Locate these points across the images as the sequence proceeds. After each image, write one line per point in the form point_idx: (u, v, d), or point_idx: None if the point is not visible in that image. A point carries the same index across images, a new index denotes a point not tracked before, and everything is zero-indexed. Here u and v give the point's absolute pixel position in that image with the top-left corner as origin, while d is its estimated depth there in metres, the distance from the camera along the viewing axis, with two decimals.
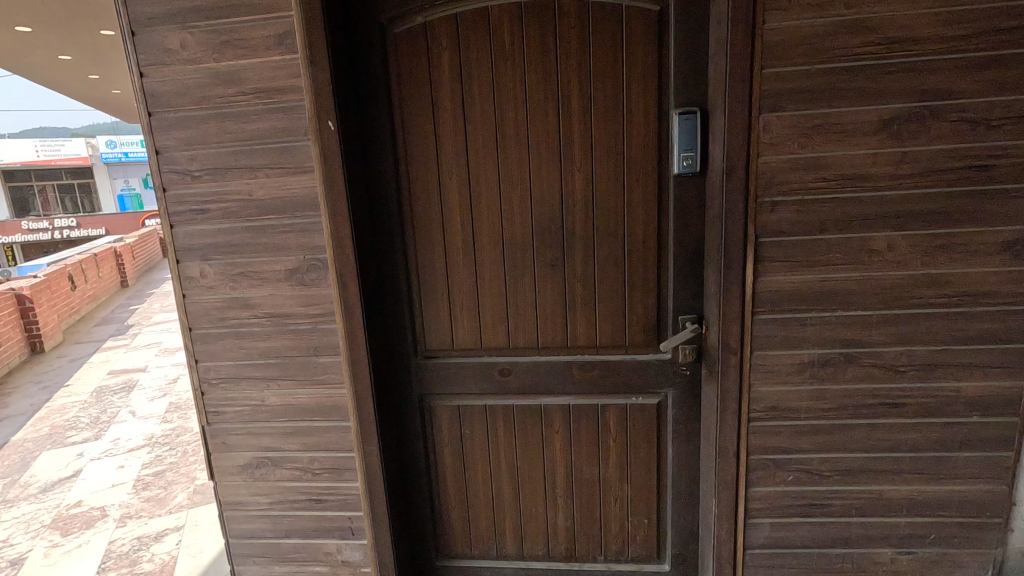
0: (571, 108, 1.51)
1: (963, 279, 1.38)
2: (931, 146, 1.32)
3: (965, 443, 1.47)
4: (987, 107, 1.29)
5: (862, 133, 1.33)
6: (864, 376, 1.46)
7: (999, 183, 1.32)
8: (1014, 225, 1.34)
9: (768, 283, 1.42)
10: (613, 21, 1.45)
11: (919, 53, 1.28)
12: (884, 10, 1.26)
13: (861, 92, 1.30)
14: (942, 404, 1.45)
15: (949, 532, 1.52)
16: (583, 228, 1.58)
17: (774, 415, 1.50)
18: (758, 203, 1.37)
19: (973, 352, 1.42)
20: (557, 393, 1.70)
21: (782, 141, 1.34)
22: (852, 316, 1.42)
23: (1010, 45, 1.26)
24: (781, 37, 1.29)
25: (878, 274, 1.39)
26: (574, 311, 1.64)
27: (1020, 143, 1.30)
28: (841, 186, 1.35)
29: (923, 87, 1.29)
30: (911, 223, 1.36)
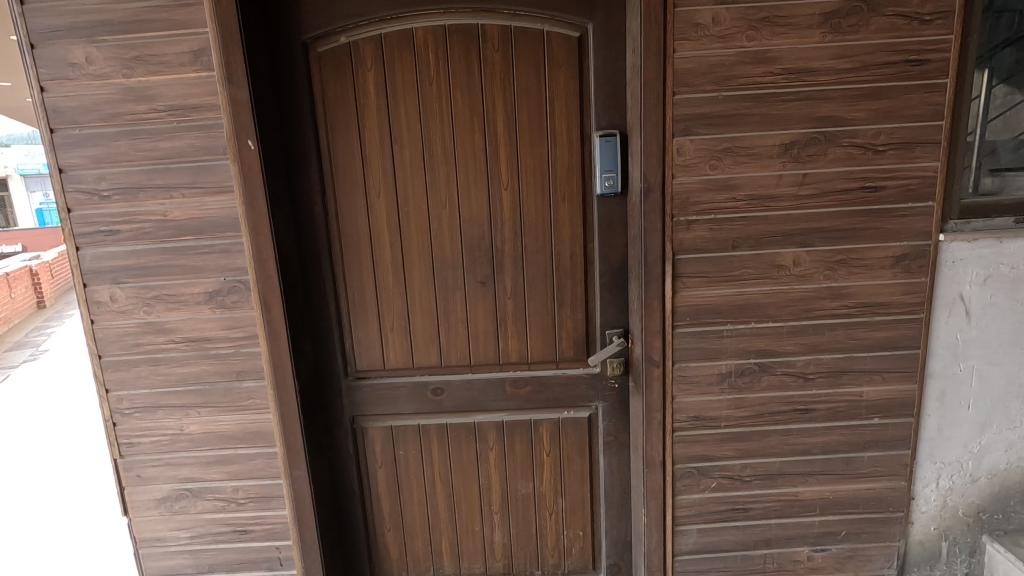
0: (497, 130, 1.54)
1: (860, 292, 1.49)
2: (827, 169, 1.42)
3: (869, 444, 1.58)
4: (874, 134, 1.40)
5: (766, 156, 1.41)
6: (777, 384, 1.54)
7: (888, 203, 1.44)
8: (902, 241, 1.46)
9: (687, 299, 1.49)
10: (536, 46, 1.50)
11: (814, 83, 1.38)
12: (782, 43, 1.36)
13: (764, 118, 1.39)
14: (847, 409, 1.55)
15: (858, 527, 1.62)
16: (512, 247, 1.61)
17: (697, 424, 1.56)
18: (675, 222, 1.44)
19: (872, 359, 1.53)
20: (490, 410, 1.70)
21: (694, 163, 1.41)
22: (765, 328, 1.51)
23: (892, 78, 1.38)
24: (690, 65, 1.36)
25: (786, 288, 1.48)
26: (505, 328, 1.66)
27: (903, 166, 1.42)
28: (749, 206, 1.44)
29: (819, 115, 1.39)
30: (813, 240, 1.46)
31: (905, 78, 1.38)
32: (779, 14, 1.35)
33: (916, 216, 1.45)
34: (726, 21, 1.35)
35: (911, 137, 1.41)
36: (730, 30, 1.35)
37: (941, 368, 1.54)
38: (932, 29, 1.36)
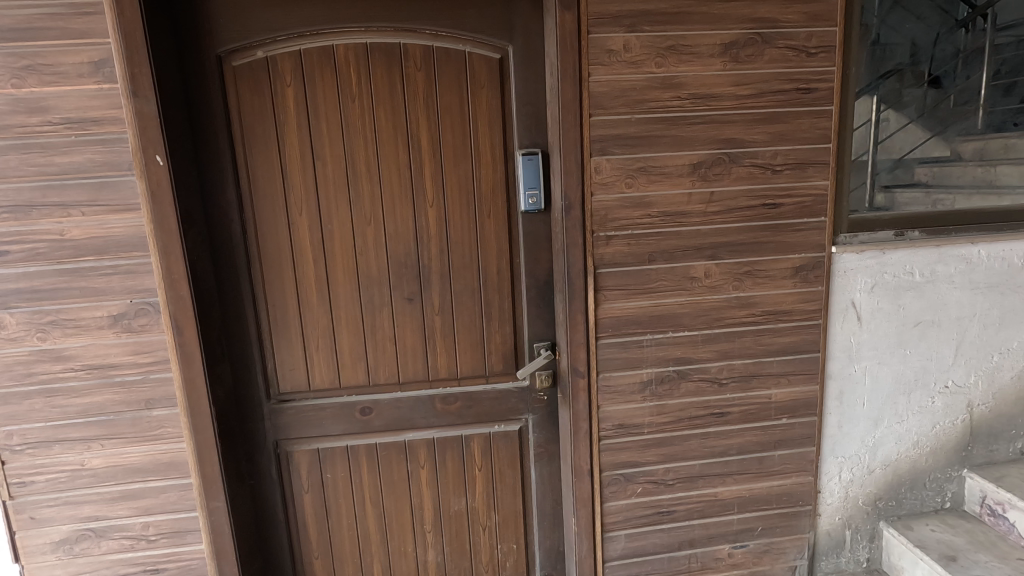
0: (422, 147, 1.55)
1: (766, 301, 1.60)
2: (733, 187, 1.53)
3: (779, 443, 1.68)
4: (772, 155, 1.52)
5: (677, 175, 1.50)
6: (695, 390, 1.62)
7: (787, 218, 1.56)
8: (800, 253, 1.59)
9: (609, 311, 1.54)
10: (458, 66, 1.53)
11: (717, 108, 1.48)
12: (688, 69, 1.46)
13: (674, 140, 1.48)
14: (759, 410, 1.66)
15: (773, 522, 1.73)
16: (439, 264, 1.62)
17: (622, 431, 1.62)
18: (595, 238, 1.50)
19: (779, 363, 1.64)
20: (420, 427, 1.69)
21: (611, 181, 1.48)
22: (681, 336, 1.59)
23: (785, 105, 1.50)
24: (605, 89, 1.43)
25: (700, 299, 1.57)
26: (434, 345, 1.66)
27: (798, 185, 1.55)
28: (663, 222, 1.52)
29: (723, 137, 1.50)
30: (722, 253, 1.56)
31: (797, 104, 1.51)
32: (684, 43, 1.44)
33: (811, 230, 1.58)
34: (636, 48, 1.43)
35: (804, 158, 1.54)
36: (641, 56, 1.43)
37: (839, 369, 1.67)
38: (818, 61, 1.50)
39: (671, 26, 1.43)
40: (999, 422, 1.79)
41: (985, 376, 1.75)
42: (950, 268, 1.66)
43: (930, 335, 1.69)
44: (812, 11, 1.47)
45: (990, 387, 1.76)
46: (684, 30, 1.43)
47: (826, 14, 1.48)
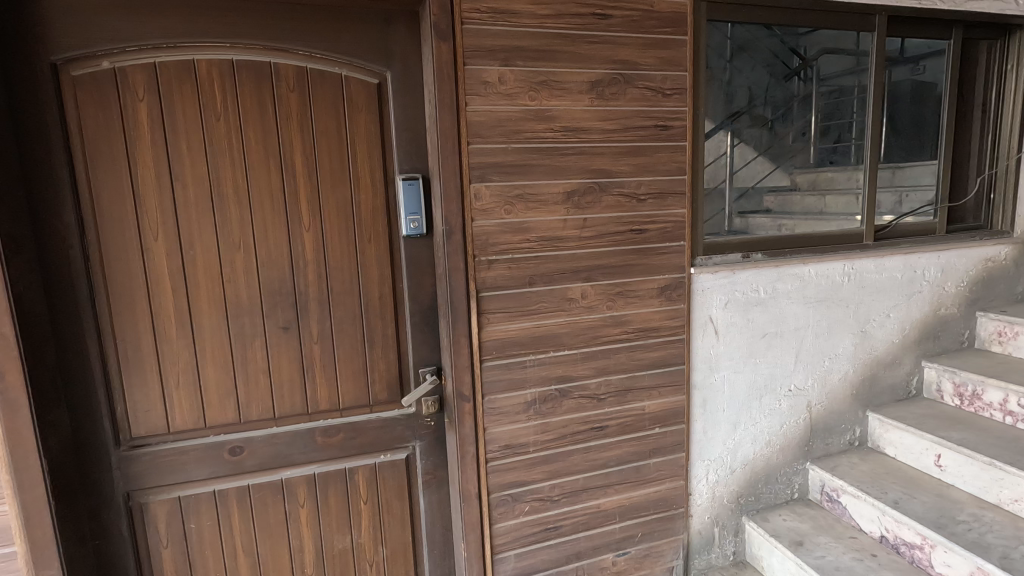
0: (296, 171, 1.49)
1: (636, 319, 1.72)
2: (603, 213, 1.63)
3: (653, 451, 1.80)
4: (637, 185, 1.66)
5: (553, 202, 1.58)
6: (576, 406, 1.69)
7: (652, 243, 1.70)
8: (664, 274, 1.73)
9: (492, 333, 1.58)
10: (334, 90, 1.50)
11: (587, 140, 1.59)
12: (559, 103, 1.55)
13: (548, 169, 1.56)
14: (635, 422, 1.76)
15: (651, 527, 1.83)
16: (317, 290, 1.55)
17: (508, 452, 1.64)
18: (476, 262, 1.53)
19: (650, 377, 1.76)
20: (299, 464, 1.59)
21: (491, 208, 1.52)
22: (562, 356, 1.65)
23: (646, 140, 1.65)
24: (482, 118, 1.48)
25: (577, 318, 1.65)
26: (312, 375, 1.58)
27: (660, 213, 1.69)
28: (542, 246, 1.59)
29: (593, 167, 1.61)
30: (596, 275, 1.65)
31: (656, 140, 1.66)
32: (555, 79, 1.53)
33: (673, 254, 1.73)
34: (511, 81, 1.49)
35: (664, 189, 1.69)
36: (515, 89, 1.50)
37: (702, 379, 1.84)
38: (673, 101, 1.66)
39: (543, 62, 1.51)
40: (832, 418, 2.06)
41: (820, 379, 2.01)
42: (788, 285, 1.90)
43: (775, 345, 1.91)
44: (665, 57, 1.63)
45: (824, 388, 2.02)
46: (554, 67, 1.53)
47: (678, 60, 1.64)
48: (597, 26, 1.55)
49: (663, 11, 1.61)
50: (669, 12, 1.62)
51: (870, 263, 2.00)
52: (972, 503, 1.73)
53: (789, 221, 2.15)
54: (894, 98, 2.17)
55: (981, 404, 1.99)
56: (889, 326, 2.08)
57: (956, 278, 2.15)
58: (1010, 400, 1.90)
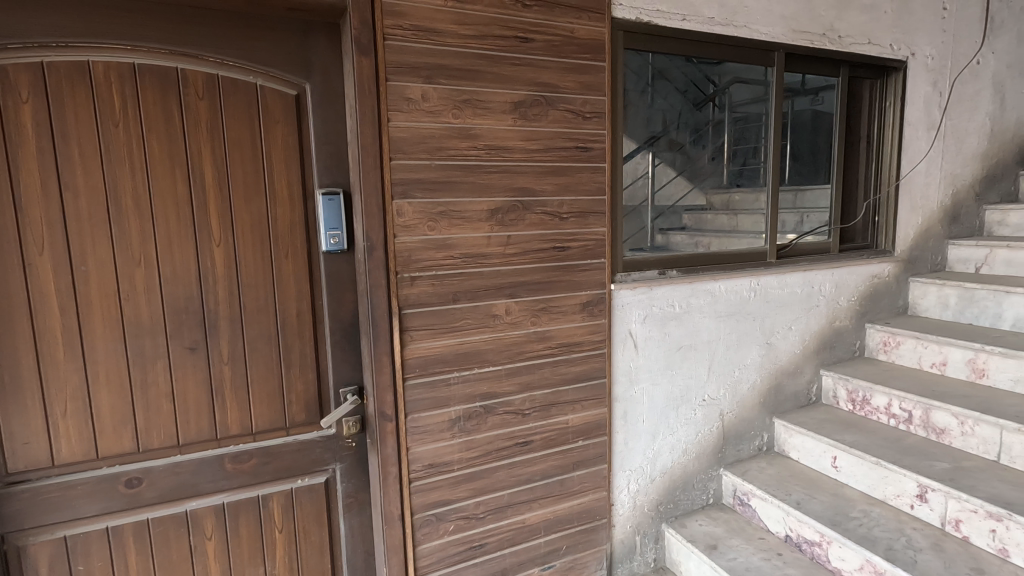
0: (205, 182, 1.41)
1: (560, 334, 1.75)
2: (527, 231, 1.66)
3: (577, 463, 1.84)
4: (559, 204, 1.70)
5: (477, 219, 1.59)
6: (500, 422, 1.70)
7: (574, 260, 1.75)
8: (586, 290, 1.78)
9: (415, 351, 1.56)
10: (248, 100, 1.44)
11: (510, 159, 1.62)
12: (482, 122, 1.57)
13: (472, 186, 1.57)
14: (559, 436, 1.79)
15: (575, 539, 1.86)
16: (227, 308, 1.47)
17: (432, 471, 1.62)
18: (399, 278, 1.51)
19: (574, 391, 1.80)
20: (206, 493, 1.49)
21: (414, 224, 1.51)
22: (486, 372, 1.66)
23: (568, 160, 1.70)
24: (404, 135, 1.48)
25: (501, 335, 1.67)
26: (222, 398, 1.49)
27: (582, 231, 1.75)
28: (466, 263, 1.59)
29: (517, 186, 1.63)
30: (520, 292, 1.68)
31: (577, 160, 1.71)
32: (478, 99, 1.55)
33: (594, 270, 1.79)
34: (434, 99, 1.50)
35: (585, 208, 1.74)
36: (438, 107, 1.51)
37: (623, 392, 1.90)
38: (592, 124, 1.72)
39: (466, 82, 1.53)
40: (742, 426, 2.19)
41: (731, 388, 2.13)
42: (701, 300, 2.01)
43: (690, 357, 2.01)
44: (585, 81, 1.69)
45: (734, 397, 2.15)
46: (478, 87, 1.55)
47: (597, 85, 1.71)
48: (520, 48, 1.59)
49: (583, 38, 1.67)
50: (589, 40, 1.68)
51: (774, 279, 2.16)
52: (863, 500, 1.89)
53: (706, 239, 2.25)
54: (796, 128, 2.35)
55: (870, 409, 2.18)
56: (791, 338, 2.24)
57: (848, 293, 2.36)
58: (894, 404, 2.09)
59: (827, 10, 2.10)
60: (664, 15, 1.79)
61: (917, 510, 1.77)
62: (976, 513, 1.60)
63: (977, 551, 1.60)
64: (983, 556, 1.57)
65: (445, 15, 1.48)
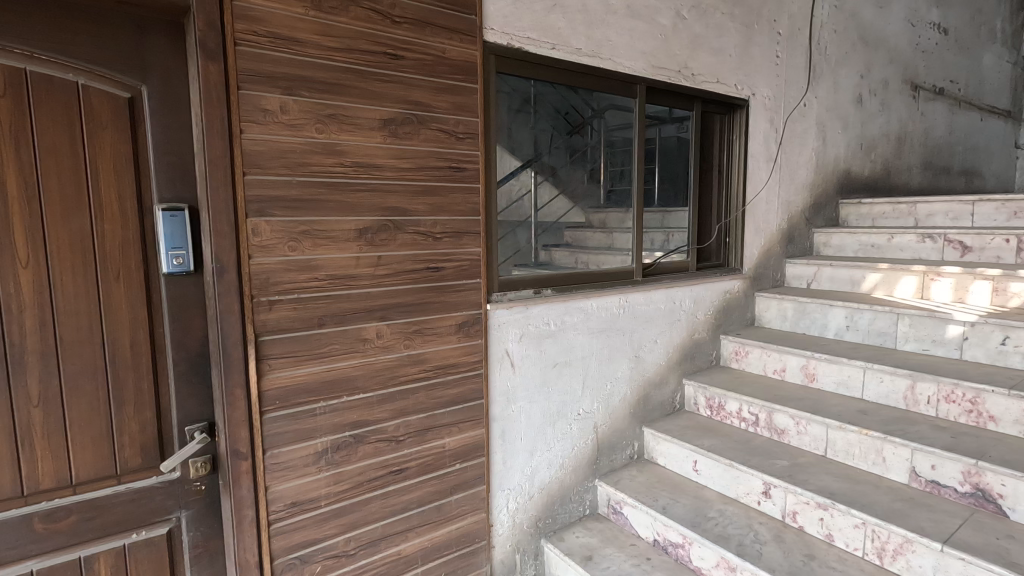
0: (7, 194, 1.20)
1: (435, 356, 1.72)
2: (399, 251, 1.61)
3: (454, 487, 1.80)
4: (432, 224, 1.67)
5: (344, 240, 1.51)
6: (372, 451, 1.62)
7: (449, 280, 1.73)
8: (461, 311, 1.76)
9: (274, 381, 1.44)
10: (66, 100, 1.25)
11: (380, 177, 1.56)
12: (349, 139, 1.50)
13: (338, 205, 1.50)
14: (434, 461, 1.75)
15: (453, 565, 1.82)
16: (37, 340, 1.25)
17: (295, 510, 1.50)
18: (255, 303, 1.39)
19: (450, 414, 1.77)
20: (7, 562, 1.25)
21: (271, 244, 1.40)
22: (357, 400, 1.57)
23: (441, 180, 1.68)
24: (260, 148, 1.37)
25: (372, 360, 1.59)
26: (30, 448, 1.26)
27: (456, 252, 1.73)
28: (332, 286, 1.50)
29: (387, 205, 1.58)
30: (392, 314, 1.62)
31: (450, 181, 1.70)
32: (345, 114, 1.48)
33: (469, 291, 1.78)
34: (294, 111, 1.41)
35: (459, 229, 1.73)
36: (299, 120, 1.42)
37: (500, 411, 1.91)
38: (465, 144, 1.72)
39: (331, 95, 1.46)
40: (614, 436, 2.29)
41: (604, 402, 2.22)
42: (574, 318, 2.08)
43: (565, 373, 2.07)
44: (457, 102, 1.69)
45: (607, 410, 2.24)
46: (344, 101, 1.48)
47: (469, 106, 1.72)
48: (389, 65, 1.55)
49: (454, 59, 1.67)
50: (460, 61, 1.68)
51: (640, 296, 2.29)
52: (719, 499, 2.05)
53: (586, 255, 2.48)
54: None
55: (725, 414, 2.38)
56: (657, 351, 2.39)
57: (705, 308, 2.58)
58: (744, 409, 2.31)
59: (681, 49, 2.30)
60: (534, 42, 1.85)
61: (763, 505, 1.95)
62: (809, 504, 1.80)
63: (809, 538, 1.80)
64: (814, 543, 1.77)
65: (306, 25, 1.40)
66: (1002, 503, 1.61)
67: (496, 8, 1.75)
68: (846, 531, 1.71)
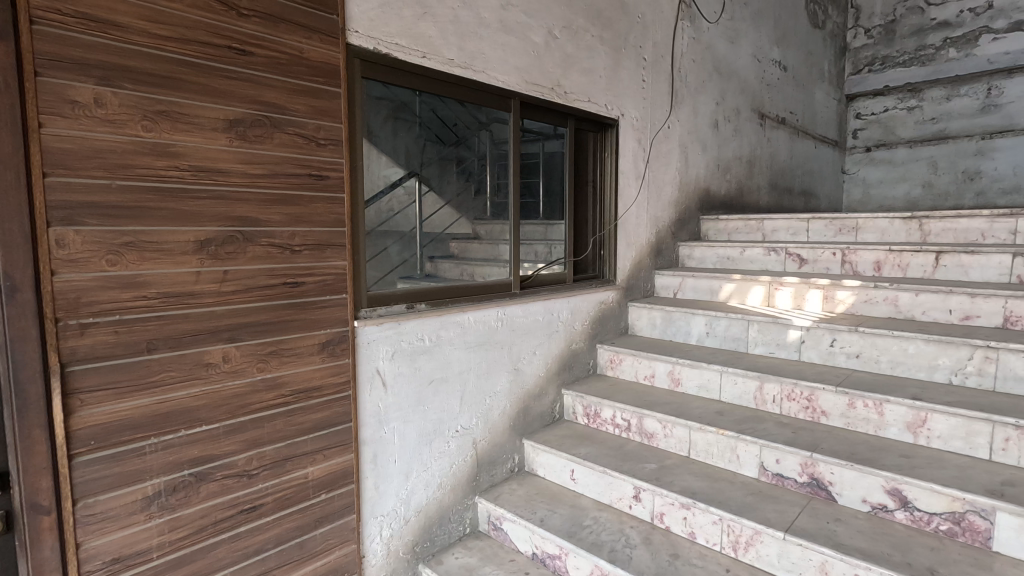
0: None
1: (294, 380, 1.58)
2: (249, 265, 1.46)
3: (320, 520, 1.67)
4: (289, 235, 1.54)
5: (180, 253, 1.34)
6: (218, 490, 1.44)
7: (310, 296, 1.60)
8: (324, 329, 1.64)
9: (88, 418, 1.23)
10: None
11: (226, 183, 1.41)
12: (186, 140, 1.33)
13: (173, 213, 1.32)
14: (295, 494, 1.60)
15: None
16: None
17: (119, 567, 1.29)
18: (61, 326, 1.18)
19: (313, 441, 1.63)
20: None
21: (84, 257, 1.20)
22: (198, 433, 1.39)
23: (299, 188, 1.55)
24: (67, 146, 1.17)
25: (217, 387, 1.42)
26: None
27: (317, 265, 1.61)
28: (165, 305, 1.32)
29: (234, 214, 1.43)
30: (241, 335, 1.46)
31: (310, 189, 1.58)
32: (180, 112, 1.32)
33: (333, 307, 1.66)
34: (113, 105, 1.22)
35: (322, 241, 1.61)
36: (120, 115, 1.23)
37: (371, 434, 1.80)
38: (327, 151, 1.61)
39: (162, 90, 1.29)
40: (494, 451, 2.26)
41: (483, 417, 2.19)
42: (450, 332, 2.03)
43: (441, 390, 2.01)
44: (317, 106, 1.58)
45: (486, 425, 2.22)
46: (179, 97, 1.31)
47: (330, 111, 1.61)
48: (235, 61, 1.40)
49: (314, 60, 1.56)
50: (320, 62, 1.58)
51: (518, 309, 2.30)
52: (594, 507, 2.09)
53: (471, 266, 2.41)
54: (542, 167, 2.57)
55: (600, 421, 2.46)
56: (536, 362, 2.41)
57: (581, 318, 2.65)
58: (617, 415, 2.39)
59: (554, 67, 2.36)
60: (403, 49, 1.79)
61: (634, 509, 2.02)
62: (674, 505, 1.89)
63: (675, 537, 1.89)
64: (678, 541, 1.86)
65: (129, 8, 1.23)
66: (832, 489, 1.80)
67: (360, 10, 1.67)
68: (705, 528, 1.82)
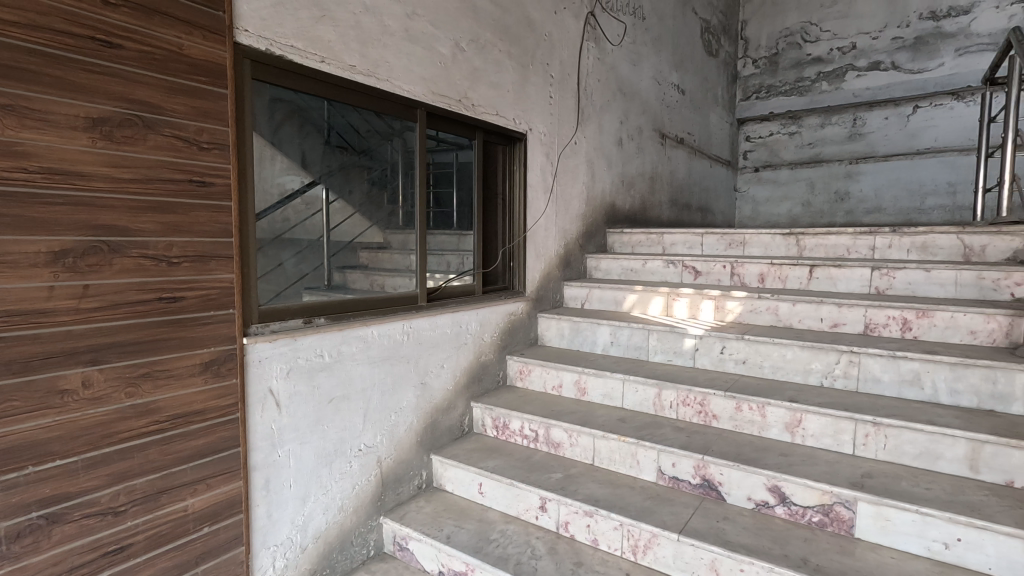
0: None
1: (170, 404, 1.44)
2: (117, 279, 1.32)
3: (202, 556, 1.53)
4: (165, 246, 1.41)
5: (29, 265, 1.19)
6: (75, 532, 1.28)
7: (191, 312, 1.47)
8: (208, 347, 1.52)
9: None
10: None
11: (86, 188, 1.26)
12: (36, 138, 1.18)
13: (19, 221, 1.17)
14: (171, 529, 1.45)
15: None
16: None
17: None
18: None
19: (194, 470, 1.50)
20: None
21: None
22: (49, 470, 1.23)
23: (178, 195, 1.43)
24: None
25: (75, 416, 1.27)
26: None
27: (199, 279, 1.48)
28: (8, 326, 1.16)
29: (98, 223, 1.29)
30: (105, 356, 1.31)
31: (191, 196, 1.46)
32: (29, 106, 1.17)
33: (219, 323, 1.54)
34: None
35: (204, 252, 1.49)
36: None
37: (263, 459, 1.68)
38: (211, 155, 1.50)
39: (4, 80, 1.13)
40: (400, 468, 2.20)
41: (387, 435, 2.12)
42: (352, 347, 1.95)
43: (342, 408, 1.93)
44: (199, 107, 1.46)
45: (391, 442, 2.15)
46: (26, 90, 1.16)
47: (215, 112, 1.50)
48: (100, 53, 1.27)
49: (195, 57, 1.45)
50: (203, 60, 1.46)
51: (424, 322, 2.26)
52: (501, 520, 2.09)
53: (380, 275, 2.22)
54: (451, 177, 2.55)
55: (509, 433, 2.46)
56: (443, 375, 2.38)
57: (490, 329, 2.66)
58: (525, 426, 2.41)
59: (461, 79, 2.36)
60: (298, 52, 1.71)
61: (540, 519, 2.03)
62: (578, 513, 1.93)
63: (579, 545, 1.92)
64: (582, 549, 1.89)
65: None
66: (722, 488, 1.92)
67: (249, 8, 1.58)
68: (607, 534, 1.87)
